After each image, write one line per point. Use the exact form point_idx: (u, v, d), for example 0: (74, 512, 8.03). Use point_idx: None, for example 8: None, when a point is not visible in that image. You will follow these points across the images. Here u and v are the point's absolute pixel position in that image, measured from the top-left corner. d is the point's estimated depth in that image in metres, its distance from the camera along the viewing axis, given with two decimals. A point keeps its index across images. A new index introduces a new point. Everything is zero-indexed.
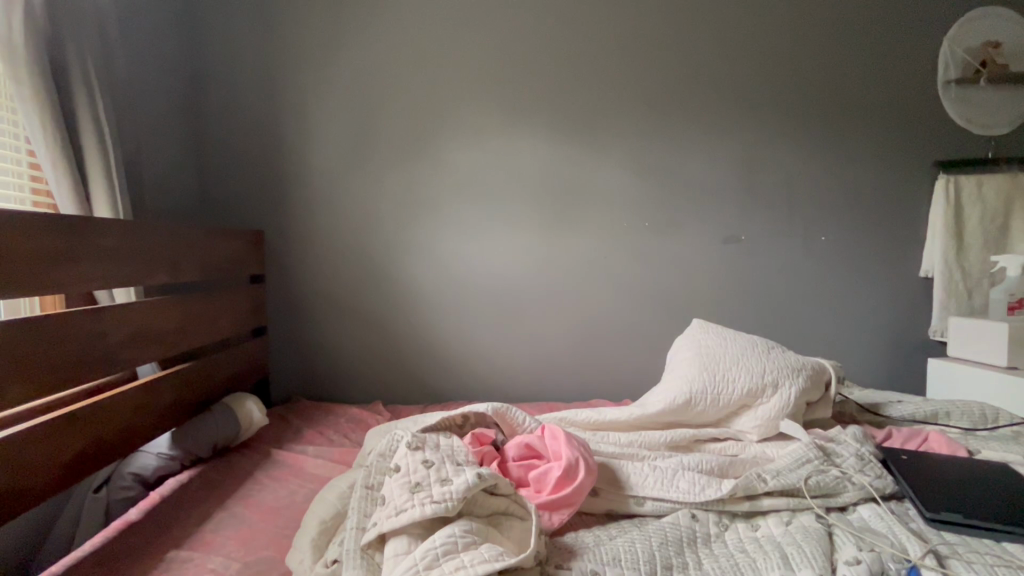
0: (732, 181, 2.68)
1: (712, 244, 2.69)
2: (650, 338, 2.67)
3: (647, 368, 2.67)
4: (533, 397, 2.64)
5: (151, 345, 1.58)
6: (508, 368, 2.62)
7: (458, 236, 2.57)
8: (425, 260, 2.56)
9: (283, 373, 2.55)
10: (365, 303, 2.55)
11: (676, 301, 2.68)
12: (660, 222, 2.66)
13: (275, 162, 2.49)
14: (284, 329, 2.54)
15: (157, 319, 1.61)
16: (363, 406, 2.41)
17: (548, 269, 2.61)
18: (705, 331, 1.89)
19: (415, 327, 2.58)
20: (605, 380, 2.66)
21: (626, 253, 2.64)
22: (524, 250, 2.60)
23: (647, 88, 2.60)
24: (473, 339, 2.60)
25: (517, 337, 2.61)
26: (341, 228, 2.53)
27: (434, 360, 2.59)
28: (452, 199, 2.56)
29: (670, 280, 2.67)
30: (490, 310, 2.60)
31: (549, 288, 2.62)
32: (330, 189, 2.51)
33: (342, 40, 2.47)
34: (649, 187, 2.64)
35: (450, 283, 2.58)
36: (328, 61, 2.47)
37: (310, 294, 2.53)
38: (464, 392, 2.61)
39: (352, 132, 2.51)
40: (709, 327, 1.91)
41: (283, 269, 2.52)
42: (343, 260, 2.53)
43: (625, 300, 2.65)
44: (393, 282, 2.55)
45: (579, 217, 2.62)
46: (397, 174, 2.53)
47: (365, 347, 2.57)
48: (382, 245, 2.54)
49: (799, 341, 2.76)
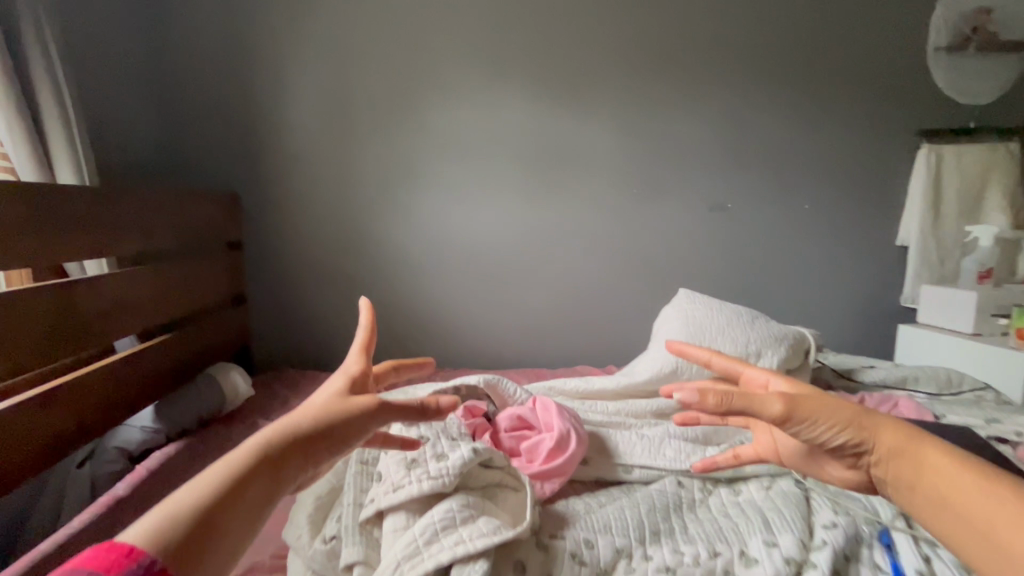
0: (721, 148, 2.66)
1: (700, 212, 2.69)
2: (635, 307, 2.70)
3: (631, 336, 2.71)
4: (520, 363, 2.66)
5: (127, 317, 1.52)
6: (494, 334, 2.62)
7: (445, 203, 2.51)
8: (411, 227, 2.51)
9: (265, 341, 2.50)
10: (349, 271, 2.50)
11: (662, 270, 2.70)
12: (649, 191, 2.64)
13: (252, 123, 2.36)
14: (266, 298, 2.47)
15: (132, 291, 1.54)
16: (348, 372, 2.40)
17: (536, 237, 2.59)
18: (690, 301, 1.91)
19: (402, 294, 2.55)
20: (590, 347, 2.69)
21: (613, 221, 2.64)
22: (512, 218, 2.56)
23: (639, 51, 2.53)
24: (460, 306, 2.58)
25: (503, 304, 2.61)
26: (322, 194, 2.44)
27: (419, 327, 2.57)
28: (438, 163, 2.49)
29: (656, 248, 2.68)
30: (477, 277, 2.58)
31: (537, 256, 2.60)
32: (310, 152, 2.41)
33: None
34: (638, 155, 2.61)
35: (436, 249, 2.54)
36: (304, 12, 2.32)
37: (292, 262, 2.46)
38: (451, 360, 2.62)
39: (332, 91, 2.38)
40: (694, 297, 1.93)
41: (262, 235, 2.43)
42: (326, 226, 2.46)
43: (611, 268, 2.66)
44: (379, 249, 2.50)
45: (567, 185, 2.58)
46: (381, 138, 2.43)
47: (349, 316, 2.52)
48: (365, 210, 2.47)
49: (779, 306, 2.82)
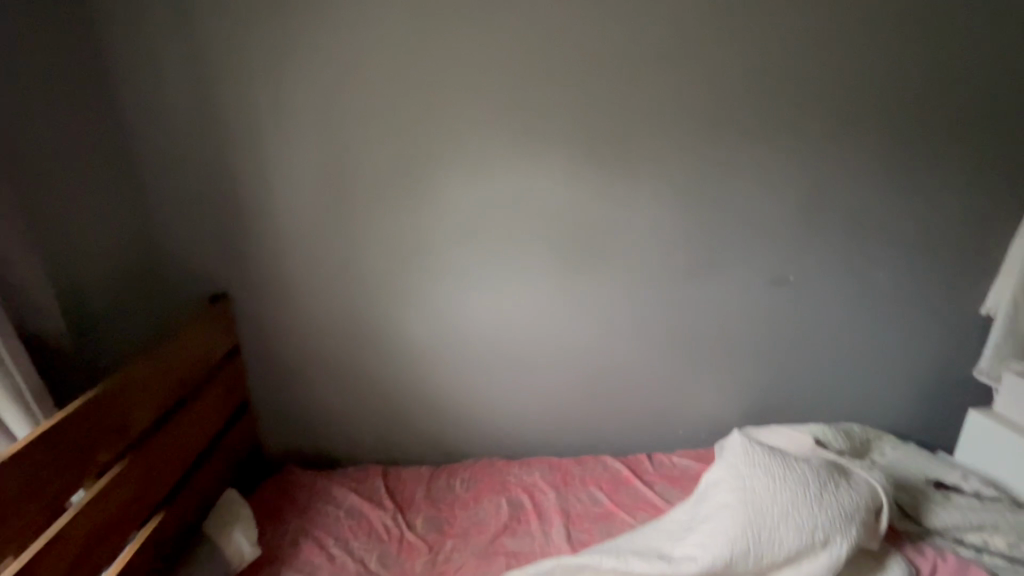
0: (790, 214, 2.23)
1: (756, 286, 2.31)
2: (674, 390, 2.41)
3: (668, 419, 2.45)
4: (545, 449, 2.43)
5: (100, 541, 1.35)
6: (517, 422, 2.37)
7: (462, 283, 2.18)
8: (424, 311, 2.20)
9: (270, 432, 2.30)
10: (355, 361, 2.24)
11: (708, 349, 2.37)
12: (699, 263, 2.26)
13: (239, 203, 2.04)
14: (268, 390, 2.25)
15: (101, 509, 1.35)
16: (359, 470, 2.22)
17: (564, 318, 2.27)
18: (749, 461, 1.64)
19: (413, 382, 2.28)
20: (621, 431, 2.45)
21: (654, 297, 2.28)
22: (538, 298, 2.23)
23: (700, 100, 2.06)
24: (478, 393, 2.32)
25: (528, 391, 2.34)
26: (322, 279, 2.14)
27: (435, 416, 2.32)
28: (453, 239, 2.13)
29: (702, 326, 2.34)
30: (497, 363, 2.29)
31: (564, 339, 2.29)
32: (307, 232, 2.09)
33: (309, 45, 1.90)
34: (689, 222, 2.20)
35: (450, 334, 2.24)
36: (294, 73, 1.92)
37: (293, 353, 2.22)
38: (469, 450, 2.39)
39: (327, 165, 2.02)
40: (753, 454, 1.66)
41: (260, 325, 2.18)
42: (327, 314, 2.18)
43: (648, 348, 2.35)
44: (387, 336, 2.22)
45: (603, 259, 2.21)
46: (385, 215, 2.08)
47: (358, 407, 2.29)
48: (372, 295, 2.17)
49: (838, 384, 2.51)
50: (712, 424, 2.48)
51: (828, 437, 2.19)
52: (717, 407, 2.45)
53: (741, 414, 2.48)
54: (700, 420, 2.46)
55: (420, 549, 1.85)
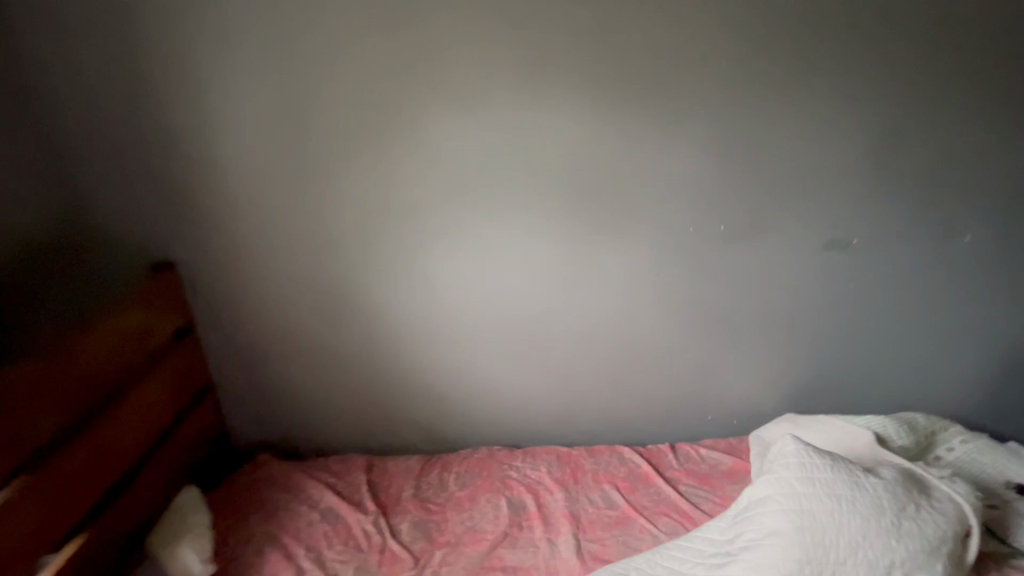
0: (858, 163, 1.79)
1: (811, 252, 1.90)
2: (704, 373, 2.06)
3: (695, 406, 2.12)
4: (554, 438, 2.13)
5: None
6: (521, 408, 2.07)
7: (454, 249, 1.83)
8: (409, 283, 1.87)
9: (242, 418, 2.03)
10: (333, 339, 1.94)
11: (747, 327, 2.00)
12: (742, 225, 1.85)
13: (184, 156, 1.72)
14: (236, 371, 1.98)
15: None
16: (340, 461, 1.95)
17: (575, 292, 1.91)
18: (807, 479, 1.29)
19: (399, 364, 1.97)
20: (642, 419, 2.13)
21: (685, 265, 1.90)
22: (544, 267, 1.87)
23: (746, 15, 1.61)
24: (475, 377, 2.01)
25: (534, 373, 2.02)
26: (290, 244, 1.82)
27: (427, 401, 2.03)
28: (443, 196, 1.77)
29: (743, 300, 1.95)
30: (496, 342, 1.97)
31: (576, 316, 1.95)
32: (269, 189, 1.76)
33: None
34: (732, 174, 1.78)
35: (442, 309, 1.90)
36: None
37: (261, 329, 1.93)
38: (466, 439, 2.10)
39: (287, 105, 1.67)
40: (812, 469, 1.31)
41: (222, 298, 1.89)
42: (298, 285, 1.87)
43: (675, 326, 1.98)
44: (367, 312, 1.90)
45: (623, 220, 1.82)
46: (361, 167, 1.73)
47: (338, 391, 2.01)
48: (348, 263, 1.84)
49: (907, 370, 2.09)
50: (747, 412, 2.13)
51: (889, 433, 1.86)
52: (756, 394, 2.10)
53: (783, 402, 2.12)
54: (733, 408, 2.12)
55: (406, 561, 1.58)
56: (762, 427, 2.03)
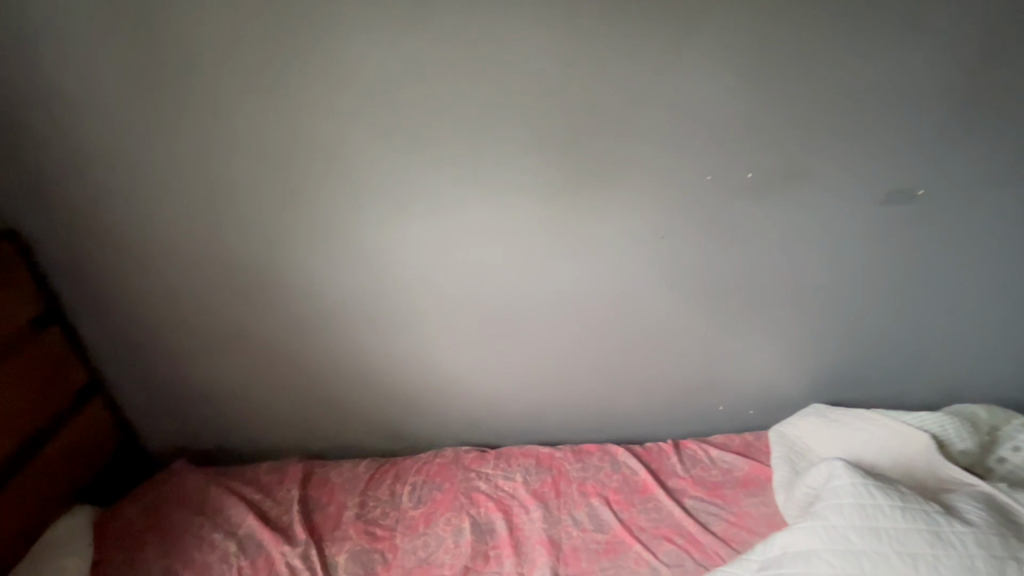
0: (937, 85, 1.32)
1: (864, 207, 1.45)
2: (718, 359, 1.67)
3: (704, 397, 1.74)
4: (535, 436, 1.78)
5: None
6: (493, 402, 1.70)
7: (396, 208, 1.41)
8: (342, 252, 1.46)
9: (151, 420, 1.66)
10: (253, 323, 1.55)
11: (775, 303, 1.58)
12: (777, 171, 1.40)
13: (21, 89, 1.27)
14: (134, 363, 1.59)
15: None
16: (272, 470, 1.60)
17: (556, 262, 1.49)
18: (870, 532, 0.95)
19: (338, 352, 1.59)
20: (640, 413, 1.76)
21: (699, 226, 1.46)
22: (515, 231, 1.45)
23: None
24: (433, 367, 1.63)
25: (507, 362, 1.64)
26: (182, 203, 1.40)
27: (378, 396, 1.66)
28: (378, 137, 1.33)
29: (771, 269, 1.53)
30: (457, 325, 1.57)
31: (557, 293, 1.54)
32: (145, 130, 1.32)
33: None
34: (765, 103, 1.32)
35: (386, 284, 1.50)
36: None
37: (162, 312, 1.53)
38: (427, 439, 1.74)
39: (150, 11, 1.20)
40: (875, 516, 0.96)
41: (104, 277, 1.48)
42: (199, 258, 1.46)
43: (683, 303, 1.57)
44: (292, 289, 1.50)
45: (618, 167, 1.38)
46: (264, 97, 1.28)
47: (266, 386, 1.63)
48: (261, 228, 1.43)
49: (974, 354, 1.68)
50: (768, 404, 1.76)
51: (947, 434, 1.49)
52: (780, 383, 1.72)
53: (814, 392, 1.74)
54: (751, 399, 1.75)
55: None
56: (788, 423, 1.67)
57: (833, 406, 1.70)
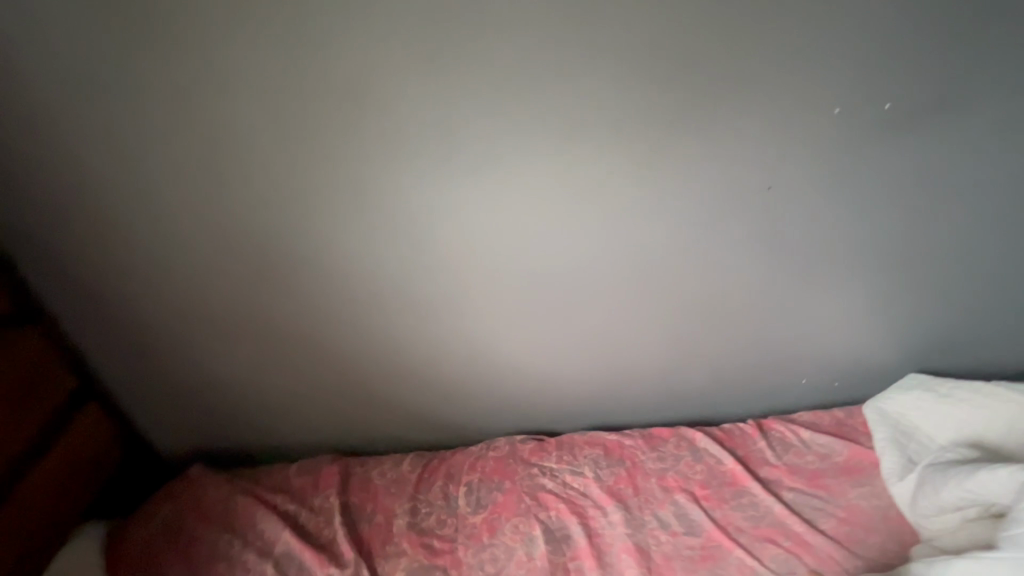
0: None
1: (1001, 144, 1.22)
2: (812, 329, 1.45)
3: (791, 371, 1.53)
4: (598, 423, 1.57)
5: None
6: (553, 388, 1.48)
7: (447, 162, 1.15)
8: (381, 218, 1.20)
9: (159, 421, 1.44)
10: (275, 306, 1.30)
11: (890, 262, 1.35)
12: (908, 101, 1.14)
13: None
14: (135, 358, 1.35)
15: None
16: (305, 475, 1.39)
17: (639, 221, 1.24)
18: None
19: (375, 336, 1.36)
20: (719, 391, 1.55)
21: (816, 172, 1.21)
22: (590, 185, 1.19)
23: None
24: (485, 351, 1.39)
25: (572, 343, 1.41)
26: (181, 162, 1.12)
27: (422, 387, 1.44)
28: (419, 72, 1.05)
29: (892, 222, 1.29)
30: (514, 300, 1.33)
31: (636, 259, 1.29)
32: (122, 69, 1.03)
33: None
34: (921, 13, 1.06)
35: (432, 254, 1.25)
36: None
37: (164, 298, 1.28)
38: (477, 430, 1.53)
39: None
40: None
41: (89, 258, 1.22)
42: (206, 230, 1.20)
43: (778, 266, 1.33)
44: (320, 264, 1.25)
45: (716, 101, 1.12)
46: (281, 19, 0.99)
47: (293, 380, 1.40)
48: (281, 190, 1.16)
49: None
50: (863, 376, 1.55)
51: None
52: (877, 353, 1.51)
53: (918, 362, 1.53)
54: (845, 372, 1.53)
55: None
56: (886, 398, 1.47)
57: (934, 375, 1.51)
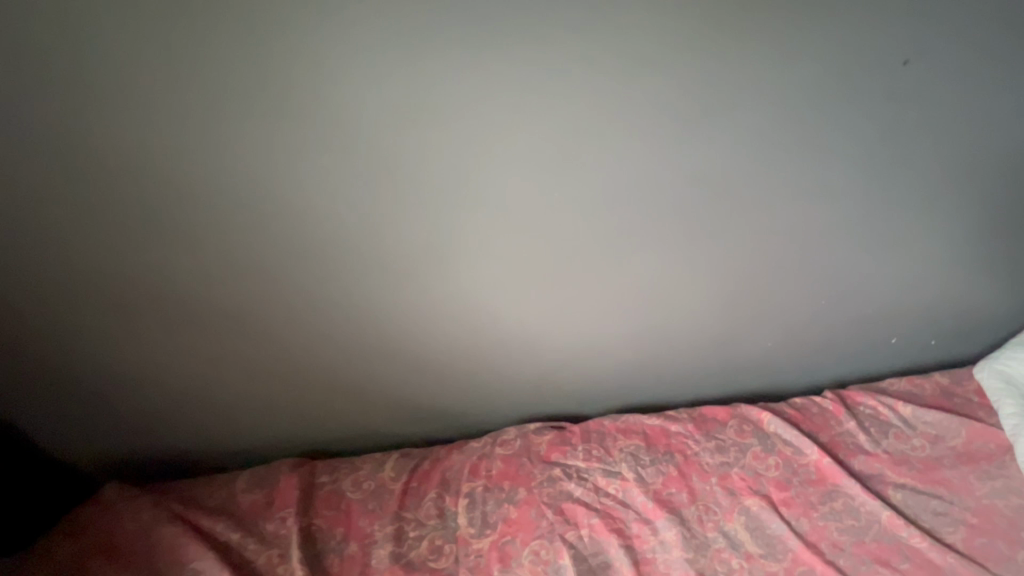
0: None
1: None
2: (901, 272, 1.15)
3: (873, 329, 1.23)
4: (636, 408, 1.24)
5: None
6: (580, 368, 1.16)
7: (426, 57, 0.77)
8: (333, 146, 0.83)
9: (64, 430, 1.09)
10: (198, 275, 0.93)
11: (999, 182, 1.07)
12: None
13: None
14: (11, 354, 0.98)
15: None
16: (257, 489, 1.06)
17: (696, 138, 0.90)
18: None
19: (343, 308, 1.00)
20: (784, 357, 1.23)
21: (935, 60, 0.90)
22: (638, 89, 0.84)
23: None
24: (492, 319, 1.06)
25: (608, 302, 1.08)
26: (7, 65, 0.72)
27: (413, 372, 1.11)
28: None
29: (1007, 133, 1.01)
30: (528, 254, 0.99)
31: (691, 189, 0.96)
32: None
33: None
34: None
35: (414, 198, 0.90)
36: None
37: (35, 270, 0.90)
38: (482, 422, 1.21)
39: None
40: None
41: None
42: (70, 174, 0.81)
43: (871, 189, 1.02)
44: (254, 214, 0.87)
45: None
46: None
47: (240, 368, 1.06)
48: (176, 107, 0.77)
49: None
50: (955, 328, 1.26)
51: None
52: (971, 299, 1.23)
53: (1019, 310, 1.26)
54: (937, 324, 1.24)
55: None
56: (1007, 357, 1.15)
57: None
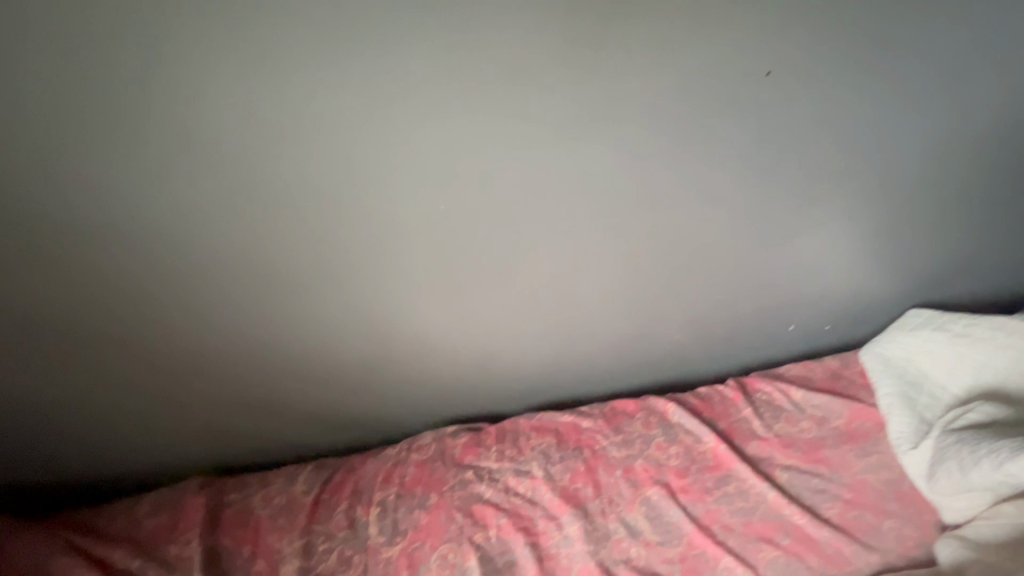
0: None
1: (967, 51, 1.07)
2: (788, 266, 1.23)
3: (769, 320, 1.31)
4: (552, 406, 1.28)
5: None
6: (493, 373, 1.19)
7: (309, 68, 0.80)
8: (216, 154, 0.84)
9: None
10: (82, 288, 0.91)
11: (868, 179, 1.17)
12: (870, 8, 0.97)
13: None
14: None
15: None
16: (163, 512, 1.03)
17: (579, 141, 0.96)
18: None
19: (241, 317, 1.00)
20: (689, 347, 1.29)
21: (797, 68, 0.99)
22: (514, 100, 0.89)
23: None
24: (397, 323, 1.07)
25: (512, 301, 1.11)
26: None
27: (323, 382, 1.11)
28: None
29: (865, 138, 1.11)
30: (427, 257, 1.01)
31: (578, 190, 1.01)
32: None
33: None
34: None
35: (302, 205, 0.91)
36: None
37: None
38: (400, 428, 1.21)
39: None
40: None
41: None
42: None
43: (748, 189, 1.10)
44: (138, 222, 0.87)
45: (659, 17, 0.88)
46: None
47: (137, 387, 1.03)
48: (46, 112, 0.76)
49: None
50: (843, 315, 1.36)
51: None
52: (856, 288, 1.32)
53: (897, 297, 1.37)
54: (826, 312, 1.34)
55: None
56: (886, 341, 1.25)
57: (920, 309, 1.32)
